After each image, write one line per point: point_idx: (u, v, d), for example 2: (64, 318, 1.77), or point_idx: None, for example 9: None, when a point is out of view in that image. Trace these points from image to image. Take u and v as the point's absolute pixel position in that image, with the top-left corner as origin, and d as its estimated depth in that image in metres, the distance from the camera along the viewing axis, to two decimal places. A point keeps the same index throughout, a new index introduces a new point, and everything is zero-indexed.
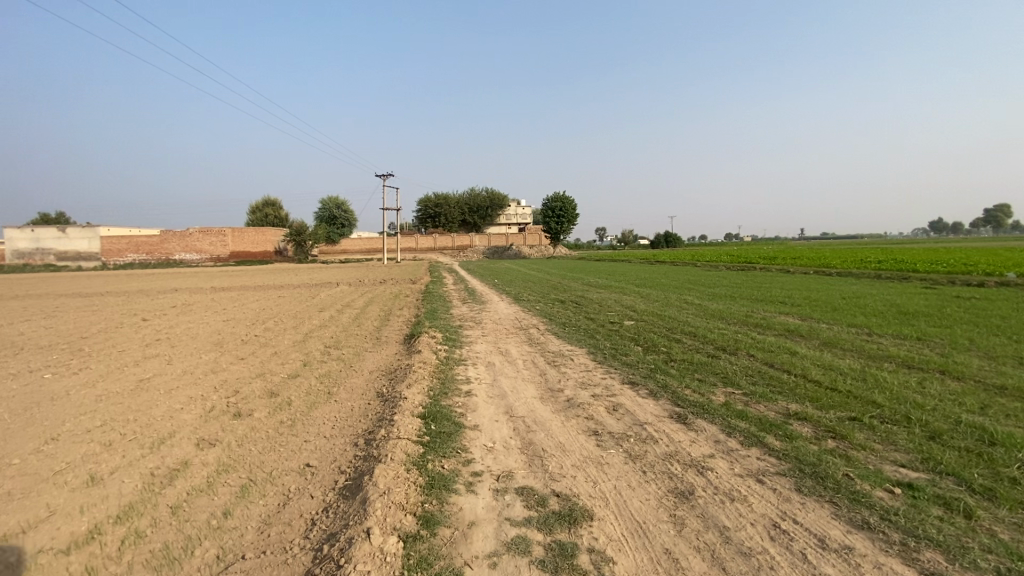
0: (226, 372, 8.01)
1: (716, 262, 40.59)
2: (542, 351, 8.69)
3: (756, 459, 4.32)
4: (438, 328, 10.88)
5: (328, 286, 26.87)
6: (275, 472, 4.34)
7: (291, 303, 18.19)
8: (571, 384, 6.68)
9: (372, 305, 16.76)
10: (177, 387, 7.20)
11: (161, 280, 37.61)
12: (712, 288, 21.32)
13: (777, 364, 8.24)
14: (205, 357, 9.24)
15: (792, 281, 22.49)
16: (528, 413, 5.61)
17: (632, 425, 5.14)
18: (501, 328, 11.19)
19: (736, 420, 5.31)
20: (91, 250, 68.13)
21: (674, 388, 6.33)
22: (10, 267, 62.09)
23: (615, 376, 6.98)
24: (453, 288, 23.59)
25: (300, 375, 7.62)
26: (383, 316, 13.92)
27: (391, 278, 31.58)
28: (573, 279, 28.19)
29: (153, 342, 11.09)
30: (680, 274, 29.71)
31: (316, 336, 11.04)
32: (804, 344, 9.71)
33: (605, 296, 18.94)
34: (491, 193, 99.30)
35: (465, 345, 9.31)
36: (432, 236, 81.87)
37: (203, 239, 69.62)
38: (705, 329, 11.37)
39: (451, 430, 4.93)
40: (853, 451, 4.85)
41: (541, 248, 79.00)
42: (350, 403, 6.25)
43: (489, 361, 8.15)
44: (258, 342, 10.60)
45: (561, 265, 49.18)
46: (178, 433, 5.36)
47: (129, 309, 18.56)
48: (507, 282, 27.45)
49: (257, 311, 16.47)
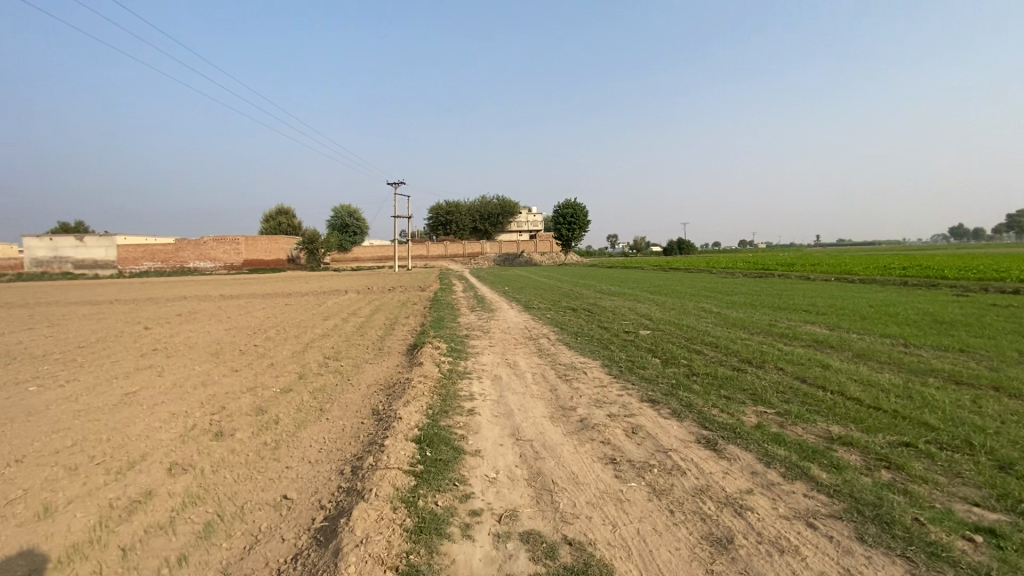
0: (217, 386, 7.52)
1: (733, 269, 39.61)
2: (552, 363, 8.09)
3: (803, 497, 3.69)
4: (444, 338, 10.35)
5: (337, 293, 26.54)
6: (248, 505, 3.80)
7: (296, 312, 17.75)
8: (584, 401, 6.08)
9: (378, 313, 16.30)
10: (160, 402, 6.71)
11: (173, 288, 37.77)
12: (730, 295, 20.54)
13: (809, 378, 7.55)
14: (198, 369, 8.77)
15: (814, 288, 21.62)
16: (536, 435, 5.02)
17: (654, 452, 4.53)
18: (510, 338, 10.62)
19: (775, 447, 4.66)
20: (108, 259, 69.06)
21: (699, 408, 5.70)
22: (29, 275, 63.12)
23: (633, 392, 6.37)
24: (463, 295, 23.06)
25: (293, 389, 7.09)
26: (388, 325, 13.40)
27: (401, 286, 31.26)
28: (584, 286, 27.53)
29: (149, 352, 10.67)
30: (695, 281, 28.95)
31: (316, 346, 10.55)
32: (837, 357, 8.99)
33: (618, 304, 18.29)
34: (502, 200, 99.05)
35: (470, 356, 8.74)
36: (443, 244, 81.78)
37: (218, 248, 70.17)
38: (727, 340, 10.68)
39: (449, 457, 4.37)
40: (913, 486, 4.19)
41: (553, 256, 78.46)
42: (342, 422, 5.71)
43: (496, 374, 7.58)
44: (256, 353, 10.12)
45: (573, 273, 48.53)
46: (150, 456, 4.84)
47: (133, 318, 18.29)
48: (518, 290, 26.90)
49: (260, 319, 16.06)
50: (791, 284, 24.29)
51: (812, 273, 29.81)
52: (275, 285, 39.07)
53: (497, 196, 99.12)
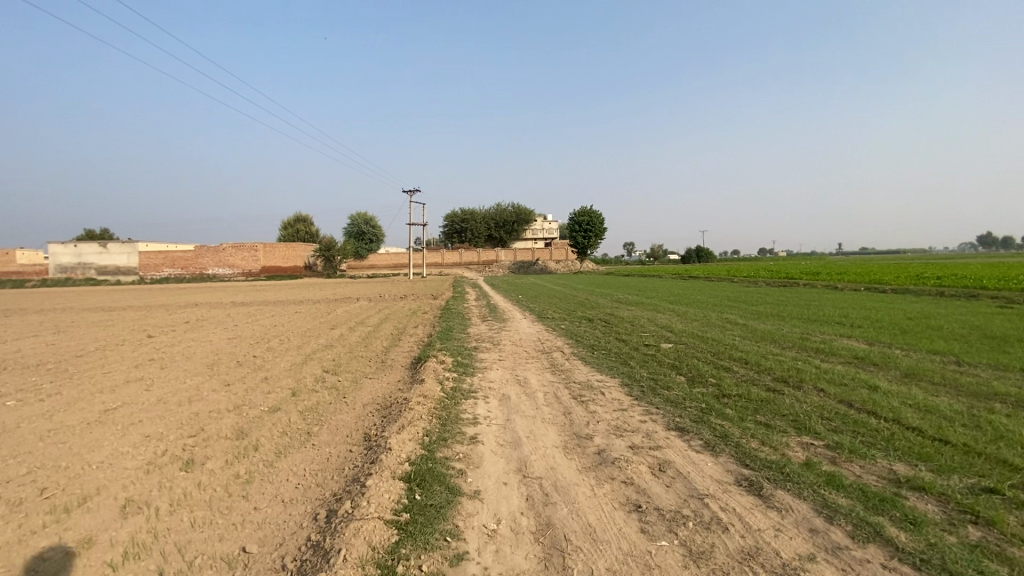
0: (203, 403, 6.95)
1: (755, 278, 38.37)
2: (566, 382, 7.37)
3: (882, 568, 2.92)
4: (450, 350, 9.68)
5: (349, 301, 26.11)
6: (197, 563, 3.16)
7: (303, 320, 17.28)
8: (603, 429, 5.34)
9: (386, 322, 15.74)
10: (136, 421, 6.15)
11: (190, 294, 38.09)
12: (755, 306, 19.53)
13: (855, 402, 6.71)
14: (188, 383, 8.24)
15: (844, 299, 20.50)
16: (546, 472, 4.31)
17: (688, 498, 3.78)
18: (521, 352, 9.90)
19: (833, 494, 3.87)
20: (130, 265, 70.32)
21: (735, 439, 4.93)
22: (55, 281, 64.64)
23: (657, 418, 5.62)
24: (475, 304, 22.39)
25: (282, 408, 6.48)
26: (394, 335, 12.79)
27: (413, 293, 30.82)
28: (601, 295, 26.72)
29: (144, 363, 10.22)
30: (716, 291, 27.89)
31: (317, 358, 9.98)
32: (883, 377, 8.10)
33: (636, 314, 17.46)
34: (517, 207, 98.44)
35: (478, 372, 8.06)
36: (458, 251, 81.55)
37: (236, 255, 70.86)
38: (758, 356, 9.82)
39: (442, 501, 3.67)
40: (1013, 549, 3.37)
41: (568, 265, 77.76)
42: (329, 450, 5.06)
43: (504, 393, 6.87)
44: (253, 365, 9.58)
45: (588, 281, 47.60)
46: (106, 490, 4.25)
47: (140, 325, 18.03)
48: (532, 298, 26.17)
49: (266, 327, 15.61)
50: (818, 294, 23.15)
51: (839, 283, 28.52)
52: (290, 291, 39.11)
53: (512, 204, 98.74)
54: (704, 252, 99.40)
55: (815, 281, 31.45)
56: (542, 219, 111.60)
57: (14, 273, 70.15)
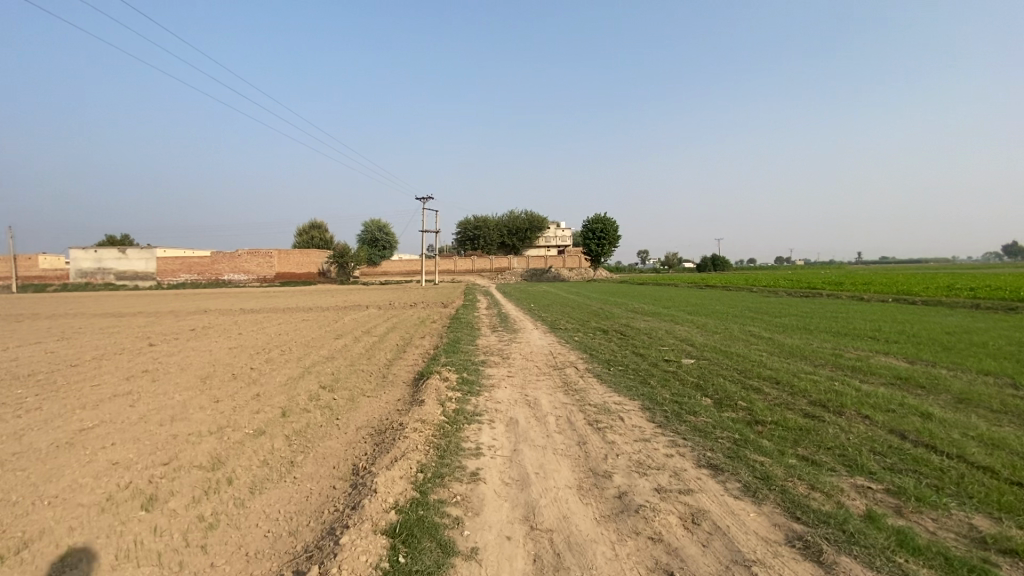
0: (184, 423, 6.40)
1: (776, 288, 37.09)
2: (581, 404, 6.68)
3: None
4: (455, 365, 9.03)
5: (358, 309, 25.67)
6: None
7: (309, 329, 16.82)
8: (624, 465, 4.66)
9: (393, 332, 15.18)
10: (108, 444, 5.62)
11: (203, 300, 38.22)
12: (779, 318, 18.55)
13: (909, 433, 5.93)
14: (177, 398, 7.73)
15: (873, 311, 19.45)
16: (558, 523, 3.65)
17: (731, 566, 3.09)
18: (532, 368, 9.23)
19: (911, 563, 3.15)
20: (147, 271, 71.20)
21: (780, 482, 4.22)
22: (74, 285, 65.84)
23: (686, 453, 4.93)
24: (486, 313, 21.74)
25: (267, 431, 5.90)
26: (399, 347, 12.19)
27: (424, 301, 30.30)
28: (616, 305, 25.89)
29: (137, 375, 9.76)
30: (736, 300, 26.90)
31: (315, 371, 9.41)
32: (935, 402, 7.26)
33: (654, 326, 16.69)
34: (530, 215, 97.72)
35: (484, 391, 7.40)
36: (470, 259, 81.19)
37: (251, 260, 71.07)
38: (790, 375, 9.00)
39: (430, 566, 3.04)
40: None
41: (581, 273, 77.02)
42: (311, 486, 4.45)
43: (512, 417, 6.21)
44: (248, 378, 9.05)
45: (602, 289, 46.73)
46: (48, 535, 3.70)
47: (145, 332, 17.74)
48: (544, 307, 25.45)
49: (270, 336, 15.20)
50: (846, 306, 22.05)
51: (867, 293, 27.33)
52: (302, 298, 39.00)
53: (526, 212, 98.22)
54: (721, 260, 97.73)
55: (840, 291, 30.27)
56: (555, 226, 110.95)
57: (37, 278, 71.67)
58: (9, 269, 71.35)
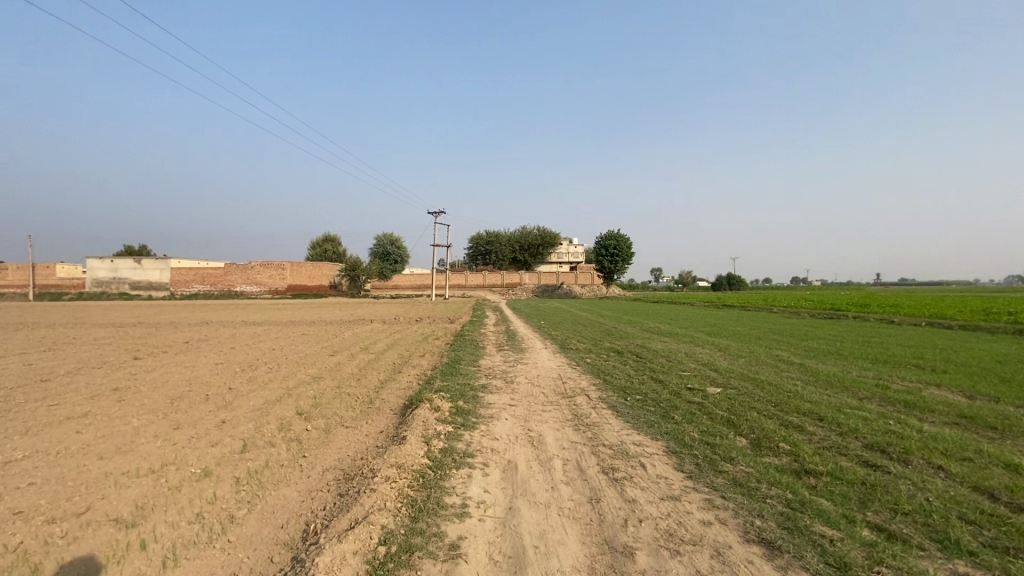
0: (126, 457, 5.44)
1: (798, 308, 35.62)
2: (593, 446, 5.62)
3: None
4: (451, 390, 7.99)
5: (362, 323, 24.81)
6: None
7: (306, 344, 15.95)
8: (649, 539, 3.58)
9: (392, 350, 14.21)
10: (24, 483, 4.68)
11: (209, 311, 37.82)
12: (807, 342, 17.24)
13: (1001, 494, 4.78)
14: (132, 424, 6.79)
15: (908, 336, 18.10)
16: None
17: None
18: (537, 395, 8.17)
19: None
20: (162, 281, 71.82)
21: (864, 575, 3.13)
22: (90, 294, 66.57)
23: (729, 522, 3.84)
24: (493, 330, 20.73)
25: (215, 472, 4.91)
26: (395, 367, 11.20)
27: (430, 316, 29.37)
28: (630, 324, 24.71)
29: (104, 394, 8.89)
30: (757, 322, 25.56)
31: (296, 393, 8.45)
32: (1017, 450, 6.07)
33: (672, 348, 15.52)
34: (542, 231, 97.05)
35: (479, 424, 6.36)
36: (482, 274, 80.50)
37: (263, 272, 70.97)
38: (833, 411, 7.82)
39: None
40: None
41: (593, 291, 75.97)
42: (244, 558, 3.44)
43: (510, 460, 5.16)
44: (221, 400, 8.12)
45: (616, 307, 45.45)
46: None
47: (137, 344, 16.99)
48: (555, 325, 24.37)
49: (262, 352, 14.32)
50: (877, 330, 20.62)
51: (897, 317, 25.82)
52: (310, 311, 38.53)
53: (538, 228, 97.59)
54: (737, 279, 95.92)
55: (868, 313, 28.80)
56: (568, 243, 110.22)
57: (54, 287, 72.68)
58: (27, 278, 72.40)
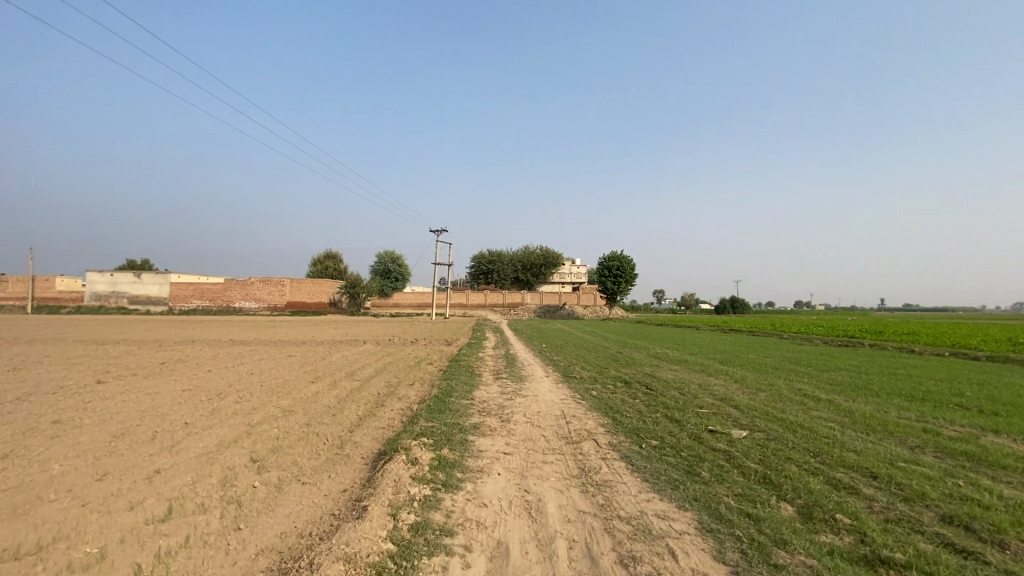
0: (12, 527, 4.29)
1: (810, 334, 34.17)
2: (606, 520, 4.43)
3: None
4: (436, 433, 6.82)
5: (355, 344, 23.65)
6: None
7: (289, 368, 14.78)
8: None
9: (380, 376, 13.05)
10: None
11: (202, 328, 36.90)
12: (829, 373, 15.97)
13: None
14: (48, 474, 5.65)
15: (937, 369, 16.79)
16: None
17: None
18: (537, 440, 6.99)
19: None
20: (161, 296, 71.20)
21: None
22: (87, 308, 65.87)
23: None
24: (492, 354, 19.53)
25: (113, 556, 3.75)
26: (378, 398, 10.02)
27: (427, 337, 28.22)
28: (636, 350, 23.41)
29: (41, 428, 7.76)
30: (770, 349, 24.27)
31: (258, 432, 7.30)
32: None
33: (684, 379, 14.30)
34: (545, 251, 96.17)
35: (465, 484, 5.17)
36: (483, 293, 79.47)
37: (262, 288, 69.90)
38: (888, 467, 6.60)
39: None
40: None
41: (596, 312, 74.81)
42: None
43: (499, 542, 4.00)
44: (168, 440, 6.97)
45: (620, 330, 44.13)
46: None
47: (110, 364, 15.91)
48: (557, 349, 23.14)
49: (239, 376, 13.20)
50: (902, 360, 19.30)
51: (918, 346, 24.45)
52: (305, 330, 37.49)
53: (541, 248, 96.83)
54: (741, 303, 94.77)
55: (885, 342, 27.45)
56: (570, 264, 109.45)
57: (52, 300, 72.11)
58: (25, 290, 71.82)
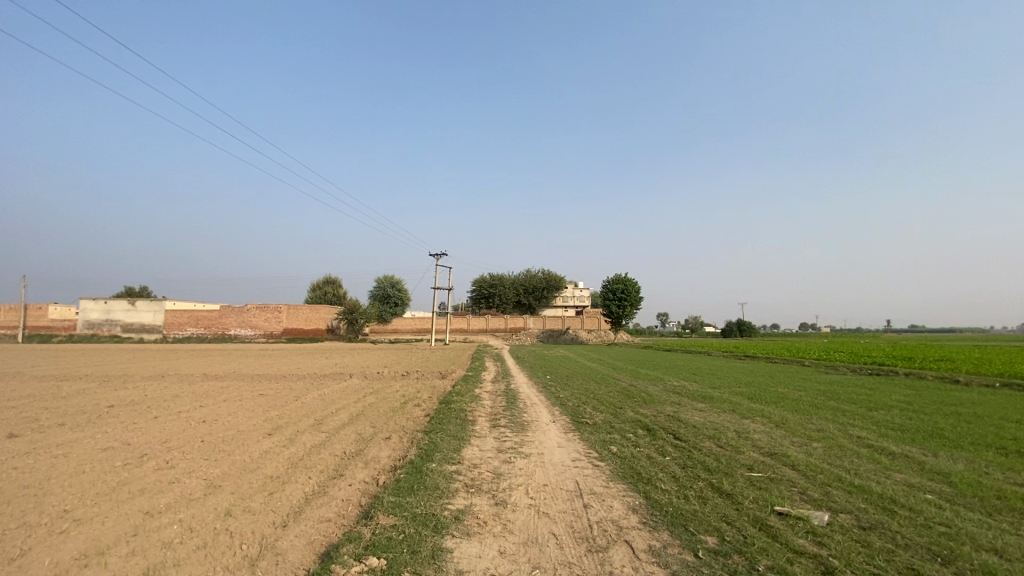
0: None
1: (834, 361, 31.85)
2: None
3: None
4: (396, 541, 4.64)
5: (341, 378, 21.41)
6: None
7: (250, 414, 12.55)
8: None
9: (353, 425, 10.82)
10: None
11: (185, 359, 34.68)
12: (882, 413, 13.70)
13: None
14: None
15: (1005, 406, 14.48)
16: None
17: None
18: (545, 548, 4.77)
19: None
20: (155, 323, 69.25)
21: None
22: (78, 337, 63.94)
23: None
24: (490, 391, 17.29)
25: None
26: (340, 462, 7.83)
27: (421, 369, 26.02)
28: (650, 382, 21.12)
29: None
30: (798, 380, 21.99)
31: (145, 533, 5.11)
32: None
33: (717, 423, 12.03)
34: (546, 274, 94.33)
35: None
36: (484, 318, 77.34)
37: (258, 315, 67.74)
38: None
39: None
40: None
41: (601, 336, 72.68)
42: None
43: None
44: (12, 551, 4.82)
45: (628, 357, 41.74)
46: None
47: (49, 408, 13.73)
48: (564, 382, 20.89)
49: (184, 426, 10.96)
50: (955, 395, 16.96)
51: (961, 376, 22.20)
52: (294, 360, 35.18)
53: (543, 272, 95.15)
54: (748, 326, 92.83)
55: (920, 369, 25.21)
56: (573, 288, 108.04)
57: (44, 328, 70.03)
58: (16, 318, 69.87)
